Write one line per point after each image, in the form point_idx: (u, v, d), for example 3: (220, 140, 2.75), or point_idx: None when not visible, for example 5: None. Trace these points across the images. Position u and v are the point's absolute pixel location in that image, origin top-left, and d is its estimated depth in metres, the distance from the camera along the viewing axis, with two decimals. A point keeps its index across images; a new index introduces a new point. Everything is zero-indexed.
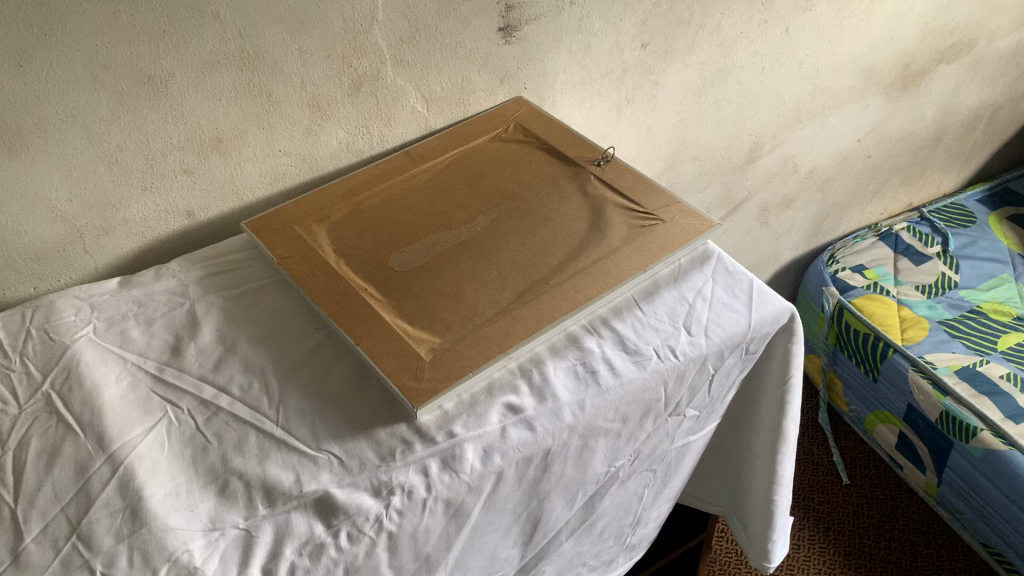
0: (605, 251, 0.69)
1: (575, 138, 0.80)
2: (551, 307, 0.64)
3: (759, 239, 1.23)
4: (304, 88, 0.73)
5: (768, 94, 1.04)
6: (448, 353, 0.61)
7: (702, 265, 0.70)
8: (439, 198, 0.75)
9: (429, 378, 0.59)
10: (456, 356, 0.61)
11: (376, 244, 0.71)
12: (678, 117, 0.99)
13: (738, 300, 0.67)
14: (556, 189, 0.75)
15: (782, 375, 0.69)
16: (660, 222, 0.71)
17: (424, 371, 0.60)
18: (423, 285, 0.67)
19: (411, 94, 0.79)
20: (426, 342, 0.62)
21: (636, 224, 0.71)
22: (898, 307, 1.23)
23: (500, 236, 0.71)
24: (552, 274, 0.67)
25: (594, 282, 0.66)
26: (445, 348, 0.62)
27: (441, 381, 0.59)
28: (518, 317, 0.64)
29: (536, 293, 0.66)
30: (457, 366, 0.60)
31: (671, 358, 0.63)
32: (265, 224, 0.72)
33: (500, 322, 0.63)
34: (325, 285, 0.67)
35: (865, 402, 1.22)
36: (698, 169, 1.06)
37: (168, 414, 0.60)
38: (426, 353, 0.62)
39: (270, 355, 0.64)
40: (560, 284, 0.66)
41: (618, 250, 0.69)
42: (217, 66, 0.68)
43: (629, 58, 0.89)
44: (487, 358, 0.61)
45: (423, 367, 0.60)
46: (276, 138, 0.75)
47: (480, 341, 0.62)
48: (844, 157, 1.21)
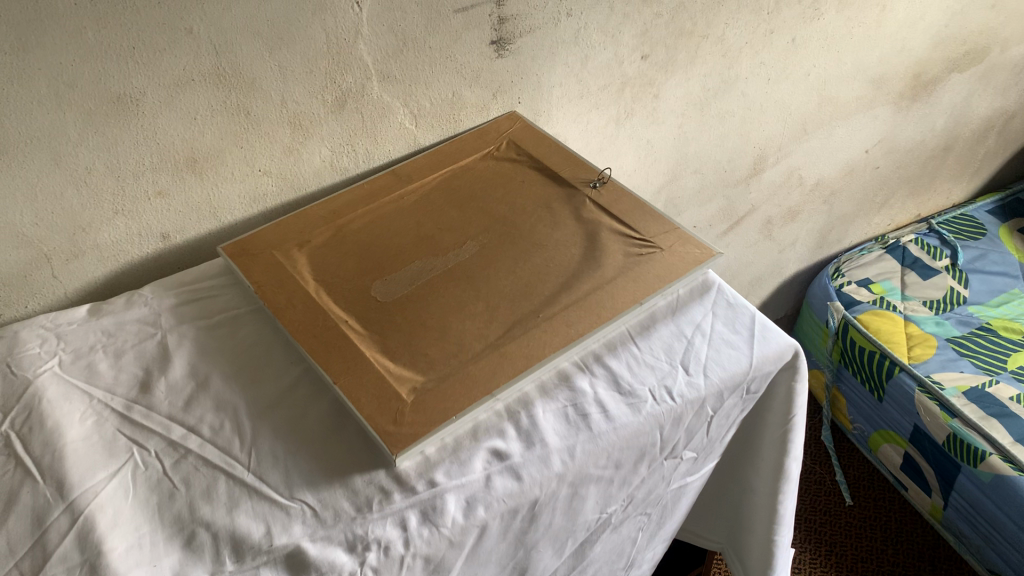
0: (600, 281, 0.65)
1: (571, 157, 0.76)
2: (541, 344, 0.61)
3: (762, 252, 1.20)
4: (285, 105, 0.69)
5: (773, 105, 1.00)
6: (431, 395, 0.58)
7: (702, 296, 0.66)
8: (426, 221, 0.71)
9: (409, 422, 0.56)
10: (439, 397, 0.58)
11: (359, 271, 0.67)
12: (680, 130, 0.95)
13: (740, 336, 0.63)
14: (549, 213, 0.71)
15: (785, 414, 0.66)
16: (657, 250, 0.67)
17: (404, 413, 0.57)
18: (406, 317, 0.64)
19: (398, 110, 0.75)
20: (408, 381, 0.59)
21: (632, 251, 0.68)
22: (905, 323, 1.19)
23: (489, 263, 0.67)
24: (543, 306, 0.64)
25: (587, 316, 0.62)
26: (428, 388, 0.58)
27: (422, 425, 0.56)
28: (506, 354, 0.60)
29: (525, 327, 0.62)
30: (439, 409, 0.57)
31: (667, 401, 0.59)
32: (242, 248, 0.69)
33: (487, 360, 0.60)
34: (303, 317, 0.63)
35: (869, 421, 1.19)
36: (699, 182, 1.03)
37: (134, 457, 0.57)
38: (407, 393, 0.58)
39: (243, 392, 0.61)
40: (551, 318, 0.62)
41: (614, 281, 0.65)
42: (192, 84, 0.64)
43: (628, 70, 0.86)
44: (472, 399, 0.57)
45: (404, 409, 0.57)
46: (255, 157, 0.71)
47: (465, 381, 0.59)
48: (851, 168, 1.17)
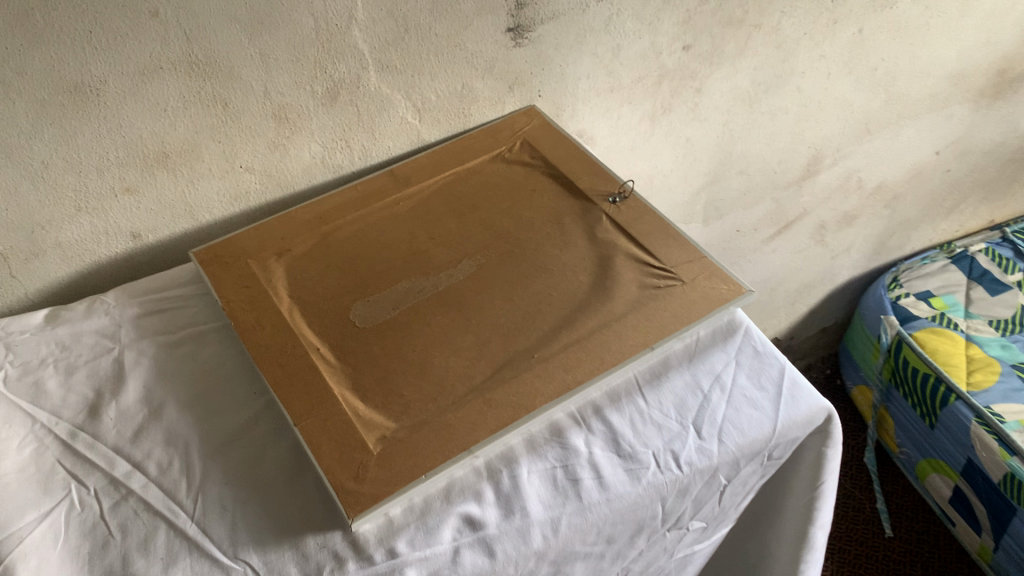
0: (608, 318, 0.57)
1: (590, 165, 0.68)
2: (531, 392, 0.53)
3: (812, 257, 1.10)
4: (268, 96, 0.62)
5: (833, 102, 0.89)
6: (400, 447, 0.50)
7: (725, 341, 0.57)
8: (420, 234, 0.64)
9: (372, 480, 0.49)
10: (409, 451, 0.50)
11: (339, 290, 0.60)
12: (724, 128, 0.85)
13: (764, 393, 0.55)
14: (559, 231, 0.63)
15: (812, 480, 0.58)
16: (678, 283, 0.59)
17: (368, 468, 0.49)
18: (384, 348, 0.56)
19: (400, 102, 0.67)
20: (377, 427, 0.52)
21: (648, 283, 0.59)
22: (966, 344, 1.08)
23: (485, 288, 0.60)
24: (539, 345, 0.56)
25: (588, 362, 0.54)
26: (398, 438, 0.51)
27: (385, 484, 0.49)
28: (491, 402, 0.53)
29: (516, 370, 0.54)
30: (407, 466, 0.49)
31: (673, 469, 0.51)
32: (215, 255, 0.62)
33: (469, 407, 0.52)
34: (271, 342, 0.57)
35: (918, 447, 1.09)
36: (745, 184, 0.93)
37: (71, 495, 0.51)
38: (374, 443, 0.51)
39: (198, 425, 0.55)
40: (547, 361, 0.55)
41: (623, 318, 0.57)
42: (160, 73, 0.57)
43: (667, 61, 0.76)
44: (446, 456, 0.50)
45: (368, 463, 0.50)
46: (236, 153, 0.64)
47: (440, 432, 0.51)
48: (919, 170, 1.05)
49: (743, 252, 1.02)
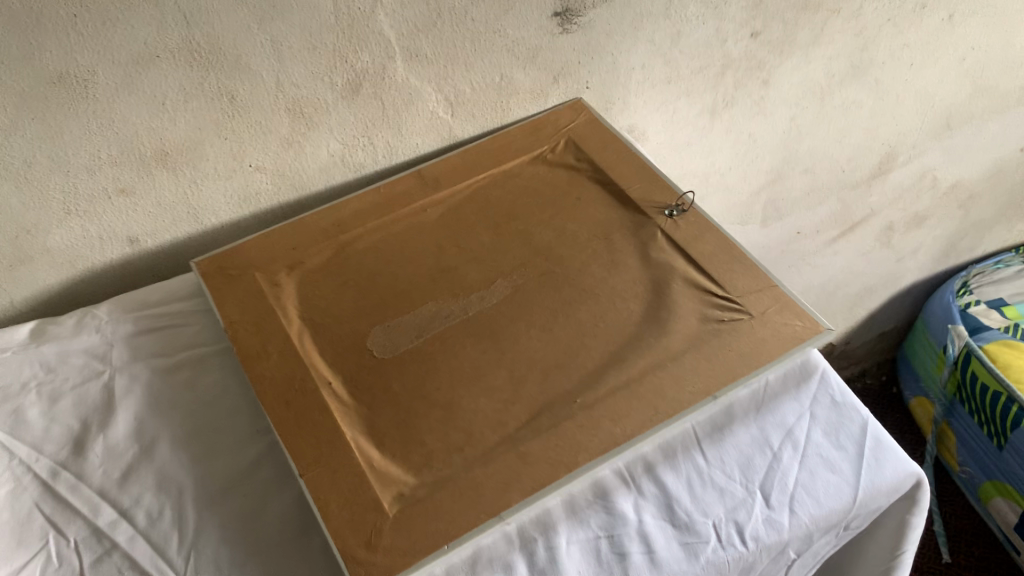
0: (664, 356, 0.49)
1: (644, 171, 0.60)
2: (574, 445, 0.45)
3: (875, 259, 1.01)
4: (281, 88, 0.54)
5: (913, 95, 0.80)
6: (420, 508, 0.42)
7: (798, 389, 0.50)
8: (450, 247, 0.56)
9: (387, 549, 0.41)
10: (431, 513, 0.42)
11: (356, 312, 0.53)
12: (792, 123, 0.77)
13: (844, 454, 0.47)
14: (607, 248, 0.56)
15: (892, 549, 0.50)
16: (745, 316, 0.51)
17: (382, 534, 0.41)
18: (405, 385, 0.48)
19: (430, 94, 0.60)
20: (394, 483, 0.44)
21: (711, 316, 0.51)
22: None
23: (521, 313, 0.52)
24: (584, 386, 0.48)
25: (640, 410, 0.46)
26: (418, 498, 0.43)
27: (403, 555, 0.40)
28: (526, 456, 0.45)
29: (557, 417, 0.46)
30: (428, 533, 0.41)
31: (736, 545, 0.44)
32: (219, 267, 0.55)
33: (501, 461, 0.44)
34: (275, 373, 0.49)
35: (983, 468, 1.00)
36: (810, 183, 0.85)
37: (48, 548, 0.44)
38: (390, 502, 0.43)
39: (193, 467, 0.48)
40: (593, 407, 0.47)
41: (681, 358, 0.49)
42: (157, 62, 0.49)
43: (732, 50, 0.67)
44: (474, 521, 0.42)
45: (383, 527, 0.42)
46: (245, 151, 0.57)
47: (467, 491, 0.43)
48: (1000, 168, 0.96)
49: (802, 254, 0.95)
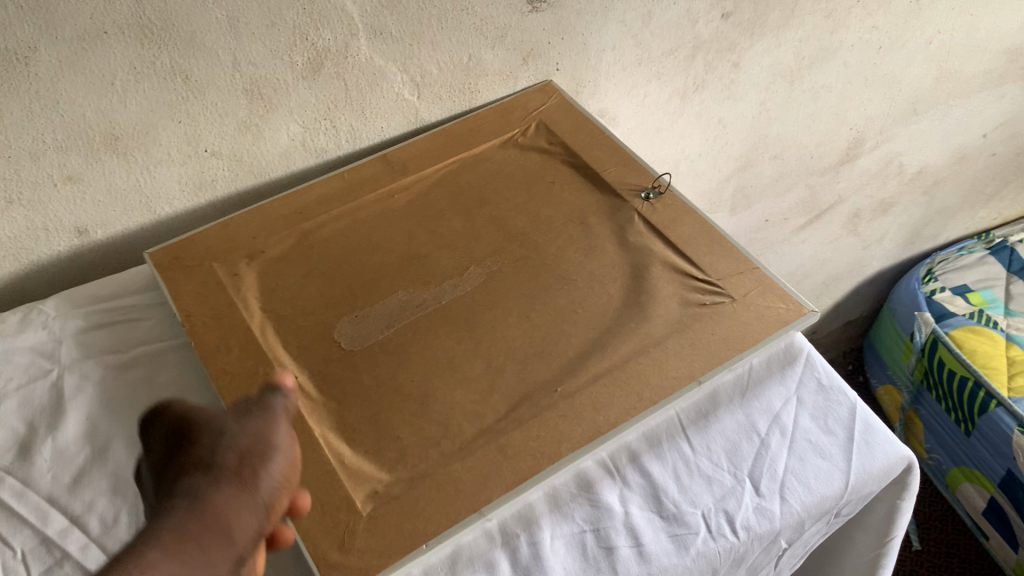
0: (646, 342, 0.47)
1: (619, 153, 0.58)
2: (556, 436, 0.43)
3: (842, 249, 1.02)
4: (238, 68, 0.51)
5: (881, 80, 0.80)
6: (396, 507, 0.40)
7: (782, 372, 0.48)
8: (419, 233, 0.54)
9: (361, 550, 0.38)
10: (408, 511, 0.40)
11: (322, 303, 0.50)
12: (761, 107, 0.76)
13: (833, 439, 0.46)
14: (583, 233, 0.54)
15: (881, 535, 0.49)
16: (728, 300, 0.50)
17: (356, 535, 0.39)
18: (377, 377, 0.46)
19: (396, 76, 0.57)
20: (367, 481, 0.41)
21: (693, 299, 0.50)
22: (1008, 344, 0.99)
23: (497, 301, 0.50)
24: (565, 375, 0.46)
25: (623, 397, 0.45)
26: (393, 496, 0.40)
27: (378, 556, 0.38)
28: (506, 449, 0.42)
29: (537, 407, 0.44)
30: (405, 532, 0.39)
31: (727, 536, 0.42)
32: (174, 257, 0.52)
33: (480, 455, 0.42)
34: (236, 368, 0.46)
35: (950, 454, 1.01)
36: (780, 169, 0.84)
37: None
38: (363, 501, 0.40)
39: None
40: (574, 396, 0.45)
41: (664, 343, 0.47)
42: (105, 39, 0.46)
43: (703, 31, 0.66)
44: (454, 517, 0.40)
45: (356, 527, 0.39)
46: (200, 135, 0.54)
47: (446, 486, 0.41)
48: (963, 154, 0.97)
49: (772, 242, 0.94)
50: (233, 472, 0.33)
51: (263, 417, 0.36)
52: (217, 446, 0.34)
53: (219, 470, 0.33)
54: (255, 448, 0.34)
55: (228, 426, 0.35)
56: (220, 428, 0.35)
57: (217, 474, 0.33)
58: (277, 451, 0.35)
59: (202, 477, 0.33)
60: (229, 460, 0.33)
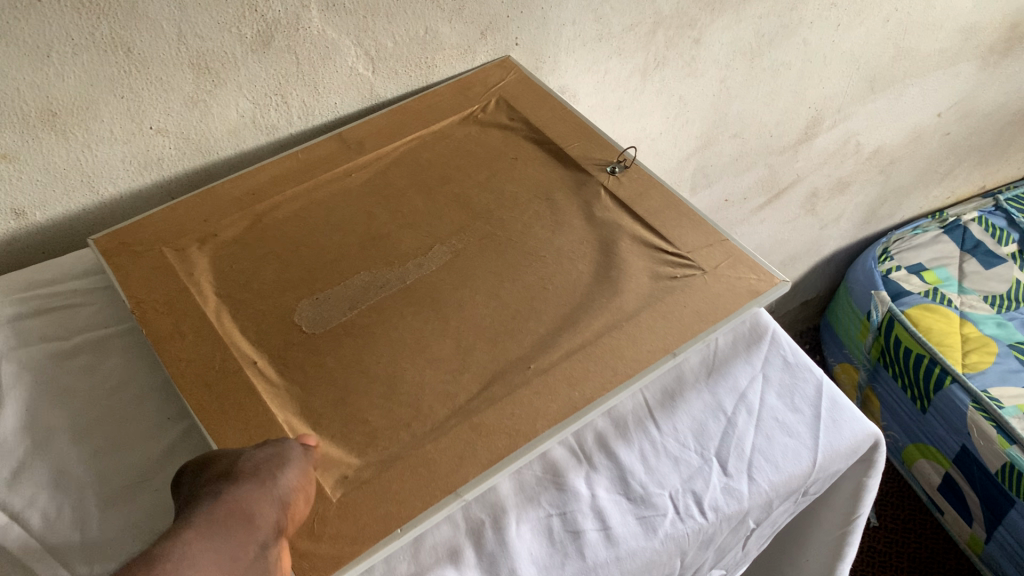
0: (620, 317, 0.46)
1: (584, 129, 0.57)
2: (530, 413, 0.41)
3: (800, 227, 1.02)
4: (183, 40, 0.49)
5: (839, 58, 0.80)
6: (367, 492, 0.38)
7: (749, 350, 0.48)
8: (380, 212, 0.52)
9: (332, 537, 0.36)
10: (379, 496, 0.38)
11: (279, 285, 0.48)
12: (721, 84, 0.75)
13: (800, 417, 0.45)
14: (549, 209, 0.53)
15: (846, 513, 0.49)
16: (698, 272, 0.49)
17: (326, 521, 0.37)
18: (341, 359, 0.44)
19: (350, 50, 0.55)
20: (335, 465, 0.39)
21: (663, 272, 0.49)
22: (961, 322, 1.02)
23: (464, 280, 0.48)
24: (536, 352, 0.44)
25: (597, 373, 0.43)
26: (363, 481, 0.39)
27: (350, 543, 0.36)
28: (480, 428, 0.41)
29: (510, 385, 0.43)
30: (377, 517, 0.37)
31: (695, 517, 0.41)
32: (120, 242, 0.49)
33: (453, 435, 0.40)
34: (192, 355, 0.44)
35: (906, 431, 1.02)
36: (739, 148, 0.83)
37: None
38: (333, 487, 0.38)
39: (97, 462, 0.42)
40: (548, 372, 0.43)
41: (637, 317, 0.46)
42: (39, 8, 0.43)
43: (663, 6, 0.65)
44: (428, 500, 0.38)
45: (326, 514, 0.37)
46: (145, 111, 0.51)
47: (418, 469, 0.39)
48: (918, 133, 0.98)
49: (732, 221, 0.93)
50: (251, 474, 0.35)
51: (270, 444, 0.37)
52: (235, 458, 0.36)
53: (237, 474, 0.35)
54: (262, 461, 0.36)
55: (242, 449, 0.36)
56: (227, 453, 0.36)
57: (237, 476, 0.34)
58: (289, 464, 0.36)
59: (225, 480, 0.34)
60: (248, 467, 0.35)
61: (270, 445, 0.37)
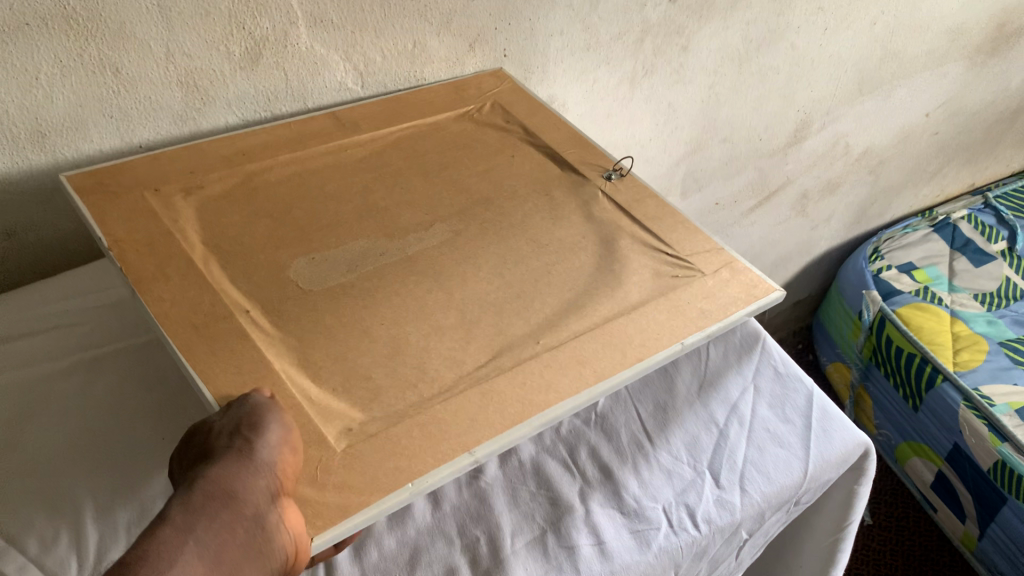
0: (624, 307, 0.43)
1: (580, 138, 0.56)
2: (541, 386, 0.37)
3: (791, 229, 1.02)
4: (171, 59, 0.49)
5: (828, 61, 0.80)
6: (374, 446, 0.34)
7: (740, 362, 0.49)
8: (377, 189, 0.50)
9: (340, 487, 0.32)
10: (389, 450, 0.34)
11: (271, 243, 0.44)
12: (709, 91, 0.75)
13: (791, 427, 0.46)
14: (549, 203, 0.50)
15: (838, 521, 0.49)
16: (698, 274, 0.46)
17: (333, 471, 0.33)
18: (340, 318, 0.40)
19: (337, 64, 0.55)
20: (339, 417, 0.35)
21: (665, 272, 0.46)
22: (952, 320, 1.02)
23: (469, 256, 0.45)
24: (545, 329, 0.41)
25: (608, 355, 0.39)
26: (370, 434, 0.34)
27: (360, 494, 0.32)
28: (490, 395, 0.36)
29: (519, 357, 0.39)
30: (387, 470, 0.33)
31: (688, 530, 0.41)
32: (99, 182, 0.46)
33: (461, 399, 0.36)
34: (178, 297, 0.39)
35: (898, 430, 1.02)
36: (728, 153, 0.84)
37: None
38: (336, 438, 0.34)
39: (94, 484, 0.42)
40: (558, 348, 0.39)
41: (642, 309, 0.43)
42: (27, 31, 0.43)
43: (650, 14, 0.65)
44: (438, 455, 0.34)
45: (331, 463, 0.33)
46: (133, 129, 0.51)
47: (428, 427, 0.35)
48: (906, 133, 0.98)
49: (722, 225, 0.94)
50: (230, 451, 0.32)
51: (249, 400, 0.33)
52: (213, 430, 0.33)
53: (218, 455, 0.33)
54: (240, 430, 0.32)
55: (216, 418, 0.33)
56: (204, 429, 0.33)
57: (220, 457, 0.32)
58: (268, 425, 0.32)
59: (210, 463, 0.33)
60: (227, 442, 0.33)
61: (242, 405, 0.33)
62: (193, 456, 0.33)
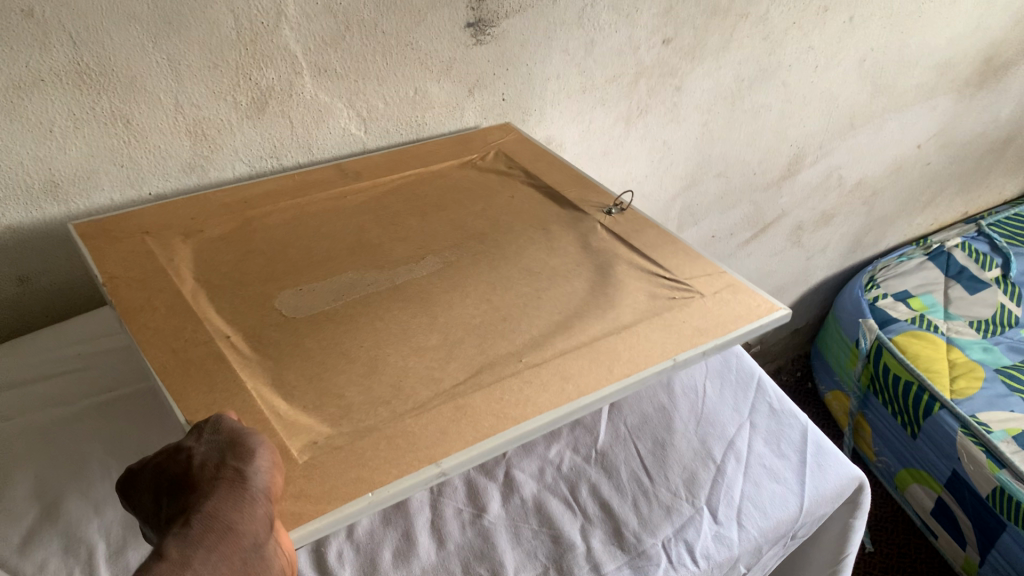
0: (614, 328, 0.43)
1: (580, 179, 0.58)
2: (521, 399, 0.38)
3: (788, 259, 1.04)
4: (181, 110, 0.51)
5: (820, 97, 0.82)
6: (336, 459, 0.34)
7: (738, 396, 0.52)
8: (371, 224, 0.51)
9: (296, 496, 0.31)
10: (352, 461, 0.33)
11: (262, 276, 0.45)
12: (703, 128, 0.77)
13: (787, 462, 0.48)
14: (542, 236, 0.52)
15: (834, 554, 0.50)
16: (696, 295, 0.47)
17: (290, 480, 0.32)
18: (320, 342, 0.40)
19: (341, 112, 0.57)
20: (305, 431, 0.35)
21: (660, 293, 0.47)
22: (948, 348, 1.03)
23: (454, 286, 0.46)
24: (530, 347, 0.41)
25: (594, 369, 0.40)
26: (335, 447, 0.34)
27: (316, 502, 0.31)
28: (465, 408, 0.37)
29: (499, 372, 0.39)
30: (345, 480, 0.33)
31: (688, 565, 0.42)
32: (101, 228, 0.47)
33: (436, 411, 0.36)
34: (163, 325, 0.40)
35: (898, 457, 1.03)
36: (723, 187, 0.85)
37: None
38: (299, 450, 0.34)
39: (101, 527, 0.42)
40: (541, 365, 0.40)
41: (634, 328, 0.43)
42: (41, 86, 0.45)
43: (644, 57, 0.67)
44: (407, 469, 0.33)
45: (290, 473, 0.33)
46: (143, 177, 0.52)
47: (396, 439, 0.35)
48: (899, 165, 1.00)
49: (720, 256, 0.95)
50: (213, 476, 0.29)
51: (221, 428, 0.31)
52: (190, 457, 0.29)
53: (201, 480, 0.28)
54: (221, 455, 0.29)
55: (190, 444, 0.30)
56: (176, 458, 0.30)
57: (201, 482, 0.28)
58: (251, 449, 0.30)
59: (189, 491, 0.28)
60: (207, 467, 0.29)
61: (217, 432, 0.30)
62: (165, 491, 0.29)
